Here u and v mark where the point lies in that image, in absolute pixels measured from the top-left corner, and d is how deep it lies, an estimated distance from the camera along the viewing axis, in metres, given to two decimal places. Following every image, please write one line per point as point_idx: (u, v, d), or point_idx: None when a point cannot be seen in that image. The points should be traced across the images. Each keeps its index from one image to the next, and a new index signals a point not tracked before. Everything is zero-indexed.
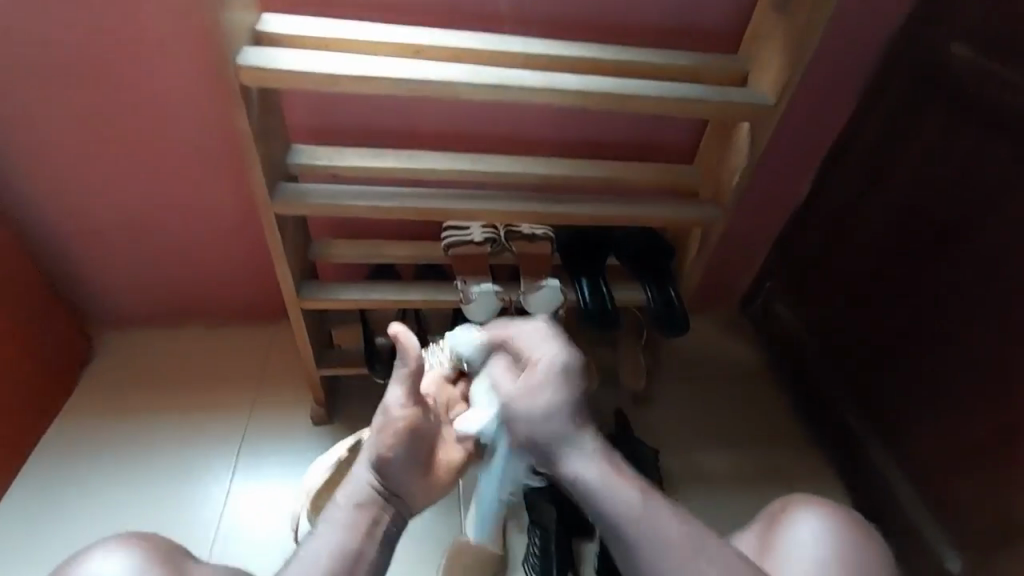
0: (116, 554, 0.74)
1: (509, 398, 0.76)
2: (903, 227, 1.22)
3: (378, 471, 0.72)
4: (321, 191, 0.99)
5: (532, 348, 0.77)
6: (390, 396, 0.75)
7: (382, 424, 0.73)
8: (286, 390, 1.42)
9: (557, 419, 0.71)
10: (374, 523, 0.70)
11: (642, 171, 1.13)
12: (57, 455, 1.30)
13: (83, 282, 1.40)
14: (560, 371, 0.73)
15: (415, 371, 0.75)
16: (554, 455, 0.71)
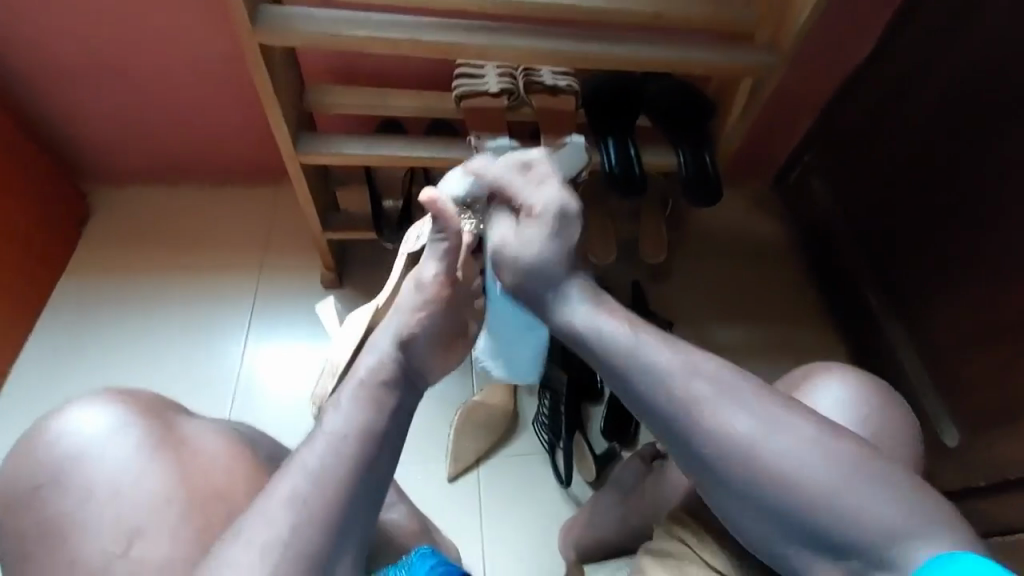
0: (96, 409, 0.69)
1: (502, 242, 0.67)
2: (976, 81, 1.04)
3: (407, 346, 0.67)
4: (312, 18, 0.84)
5: (525, 191, 0.68)
6: (426, 271, 0.71)
7: (416, 299, 0.69)
8: (295, 253, 1.38)
9: (555, 261, 0.64)
10: (401, 399, 0.64)
11: (685, 3, 0.94)
12: (70, 307, 1.31)
13: (67, 131, 1.30)
14: (561, 214, 0.65)
15: (455, 246, 0.71)
16: (544, 303, 0.64)
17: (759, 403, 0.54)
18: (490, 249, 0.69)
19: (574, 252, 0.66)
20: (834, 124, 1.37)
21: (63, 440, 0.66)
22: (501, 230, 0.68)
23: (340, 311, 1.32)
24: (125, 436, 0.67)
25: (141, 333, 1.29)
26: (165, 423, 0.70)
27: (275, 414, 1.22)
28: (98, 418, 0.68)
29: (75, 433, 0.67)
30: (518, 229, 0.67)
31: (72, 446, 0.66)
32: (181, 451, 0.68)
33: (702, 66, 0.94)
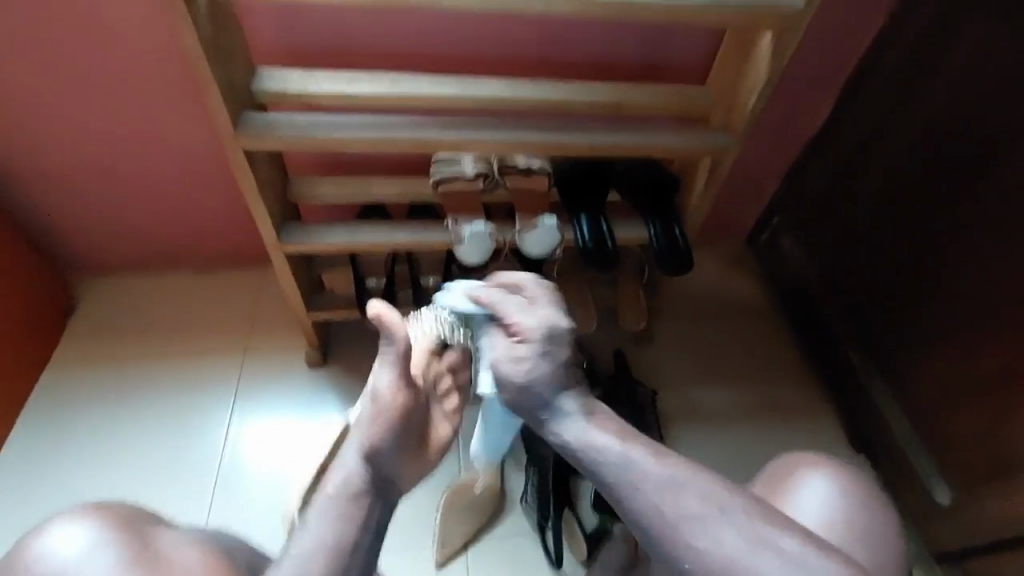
0: (72, 527, 0.68)
1: (495, 361, 0.68)
2: (927, 153, 1.13)
3: (368, 459, 0.66)
4: (295, 122, 0.90)
5: (516, 315, 0.67)
6: (379, 380, 0.69)
7: (372, 410, 0.67)
8: (280, 333, 1.39)
9: (542, 387, 0.66)
10: (368, 515, 0.64)
11: (645, 92, 1.02)
12: (51, 402, 1.29)
13: (55, 226, 1.33)
14: (547, 337, 0.66)
15: (403, 352, 0.68)
16: (541, 421, 0.67)
17: (752, 519, 0.59)
18: (486, 365, 0.70)
19: (561, 369, 0.67)
20: (801, 188, 1.44)
21: (41, 562, 0.65)
22: (495, 349, 0.68)
23: (325, 390, 1.32)
24: (101, 553, 0.66)
25: (121, 425, 1.27)
26: (142, 536, 0.69)
27: (258, 504, 1.19)
28: (75, 535, 0.67)
29: (51, 554, 0.66)
30: (508, 349, 0.67)
31: (49, 568, 0.65)
32: (157, 565, 0.66)
33: (664, 149, 1.00)
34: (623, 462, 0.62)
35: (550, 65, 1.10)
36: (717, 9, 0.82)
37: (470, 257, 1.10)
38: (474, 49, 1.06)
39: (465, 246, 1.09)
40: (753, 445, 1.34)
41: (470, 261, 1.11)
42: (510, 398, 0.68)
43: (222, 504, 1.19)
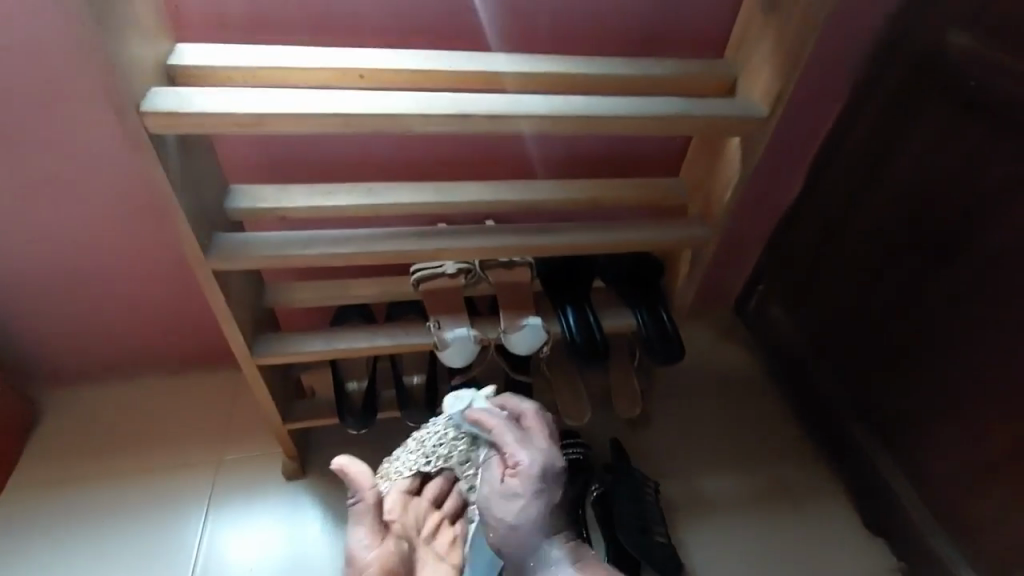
0: None
1: (489, 495, 0.74)
2: (899, 231, 1.13)
3: None
4: (268, 241, 0.88)
5: (516, 446, 0.75)
6: (355, 542, 0.76)
7: (352, 573, 0.74)
8: (256, 441, 1.30)
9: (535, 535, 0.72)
10: None
11: (621, 187, 1.02)
12: (3, 537, 1.18)
13: (16, 343, 1.26)
14: (539, 476, 0.73)
15: (373, 502, 0.79)
16: (528, 567, 0.72)
17: None
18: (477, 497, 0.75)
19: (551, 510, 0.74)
20: (783, 261, 1.44)
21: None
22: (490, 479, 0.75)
23: (304, 504, 1.22)
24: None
25: (80, 561, 1.16)
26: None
27: None
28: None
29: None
30: (505, 479, 0.74)
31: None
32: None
33: (644, 244, 1.00)
34: None
35: (526, 162, 1.10)
36: (686, 120, 0.83)
37: (454, 360, 1.07)
38: (451, 151, 1.06)
39: (449, 349, 1.06)
40: (763, 535, 1.27)
41: (454, 364, 1.07)
42: (500, 535, 0.72)
43: None
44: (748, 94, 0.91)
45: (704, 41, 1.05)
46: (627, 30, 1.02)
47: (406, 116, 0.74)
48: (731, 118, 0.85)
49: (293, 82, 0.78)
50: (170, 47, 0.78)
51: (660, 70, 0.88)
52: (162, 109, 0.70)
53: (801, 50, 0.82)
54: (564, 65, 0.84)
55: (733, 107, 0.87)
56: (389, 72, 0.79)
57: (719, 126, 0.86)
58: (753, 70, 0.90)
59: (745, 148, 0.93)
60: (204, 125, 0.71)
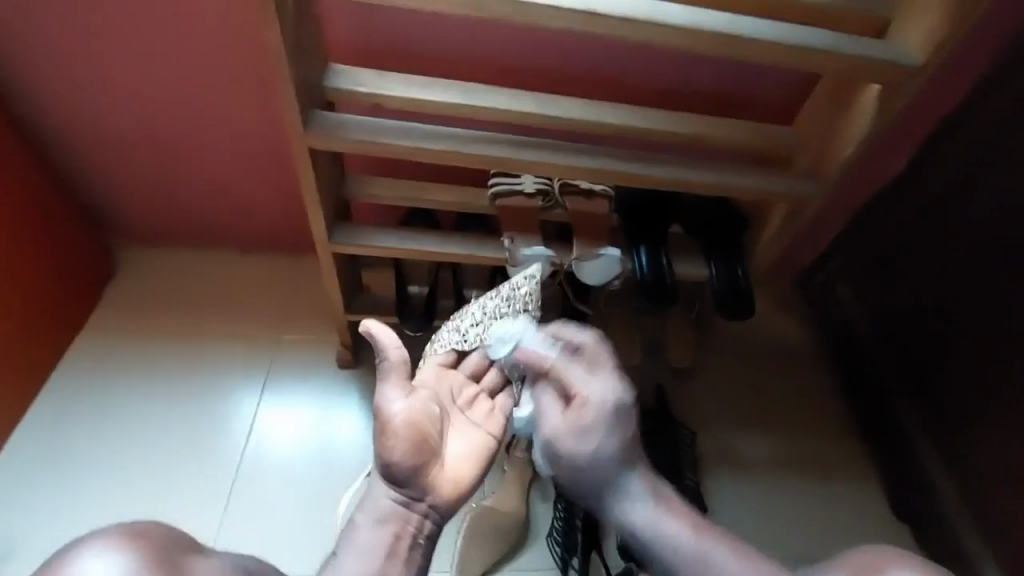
0: None
1: (554, 432, 0.77)
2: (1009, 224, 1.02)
3: (392, 482, 0.70)
4: (364, 126, 0.87)
5: (577, 381, 0.77)
6: (384, 399, 0.71)
7: (382, 425, 0.70)
8: (313, 326, 1.35)
9: (607, 462, 0.75)
10: (398, 539, 0.69)
11: (729, 126, 0.95)
12: (80, 371, 1.26)
13: (101, 195, 1.30)
14: (611, 407, 0.76)
15: (401, 361, 0.73)
16: (602, 501, 0.76)
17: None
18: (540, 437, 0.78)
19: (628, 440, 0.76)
20: (863, 237, 1.29)
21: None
22: (545, 424, 0.78)
23: (353, 391, 1.28)
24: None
25: (148, 405, 1.24)
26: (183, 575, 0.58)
27: (278, 501, 1.16)
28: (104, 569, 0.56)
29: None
30: (567, 417, 0.76)
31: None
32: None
33: (742, 191, 0.95)
34: (698, 556, 0.70)
35: (630, 87, 1.04)
36: (835, 57, 0.75)
37: None
38: (553, 62, 1.00)
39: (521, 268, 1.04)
40: (788, 499, 1.28)
41: None
42: (572, 474, 0.76)
43: (239, 497, 1.16)
44: (902, 39, 0.82)
45: None
46: None
47: (538, 6, 0.69)
48: (883, 61, 0.78)
49: None
50: None
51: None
52: None
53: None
54: None
55: (886, 51, 0.79)
56: None
57: (866, 69, 0.78)
58: (915, 13, 0.81)
59: (885, 100, 0.85)
60: None
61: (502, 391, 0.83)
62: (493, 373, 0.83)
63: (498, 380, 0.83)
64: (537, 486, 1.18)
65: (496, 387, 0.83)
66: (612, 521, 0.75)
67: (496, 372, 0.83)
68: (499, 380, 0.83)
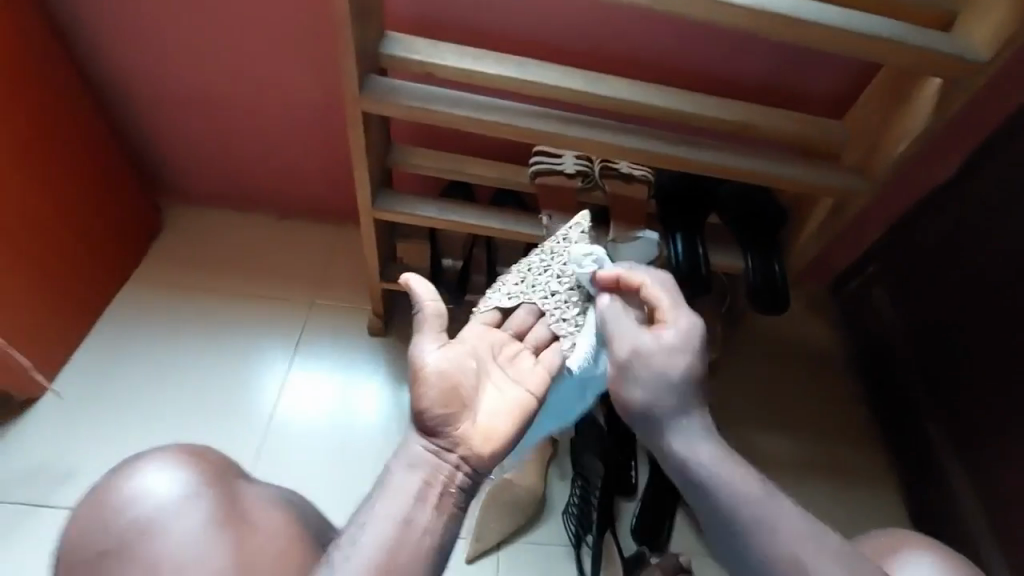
0: (166, 471, 0.71)
1: (640, 344, 0.69)
2: None
3: (424, 429, 0.65)
4: (417, 94, 0.89)
5: (666, 307, 0.72)
6: (419, 349, 0.67)
7: (412, 373, 0.66)
8: (347, 293, 1.39)
9: (680, 387, 0.67)
10: (430, 486, 0.63)
11: (777, 117, 0.95)
12: (126, 319, 1.32)
13: (155, 152, 1.35)
14: (697, 336, 0.70)
15: (437, 311, 0.69)
16: (669, 423, 0.67)
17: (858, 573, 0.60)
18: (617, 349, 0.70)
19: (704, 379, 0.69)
20: (904, 242, 1.26)
21: (133, 506, 0.68)
22: (620, 337, 0.71)
23: (381, 359, 1.31)
24: (189, 505, 0.68)
25: (187, 356, 1.29)
26: (229, 491, 0.71)
27: (303, 458, 1.21)
28: (167, 480, 0.70)
29: (145, 495, 0.69)
30: (645, 334, 0.70)
31: (145, 511, 0.68)
32: (238, 527, 0.68)
33: (786, 182, 0.94)
34: (763, 497, 0.63)
35: (680, 72, 1.04)
36: (897, 47, 0.74)
37: None
38: (605, 42, 1.01)
39: None
40: (805, 500, 1.27)
41: None
42: (650, 383, 0.67)
43: (268, 451, 1.21)
44: (968, 35, 0.80)
45: None
46: None
47: None
48: (948, 55, 0.76)
49: None
50: None
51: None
52: None
53: None
54: None
55: (952, 45, 0.77)
56: None
57: (929, 62, 0.77)
58: (985, 8, 0.80)
59: (945, 96, 0.84)
60: None
61: (548, 348, 0.77)
62: (541, 329, 0.78)
63: (545, 336, 0.78)
64: (555, 464, 1.19)
65: (542, 344, 0.78)
66: (673, 453, 0.66)
67: (543, 329, 0.78)
68: (546, 337, 0.78)
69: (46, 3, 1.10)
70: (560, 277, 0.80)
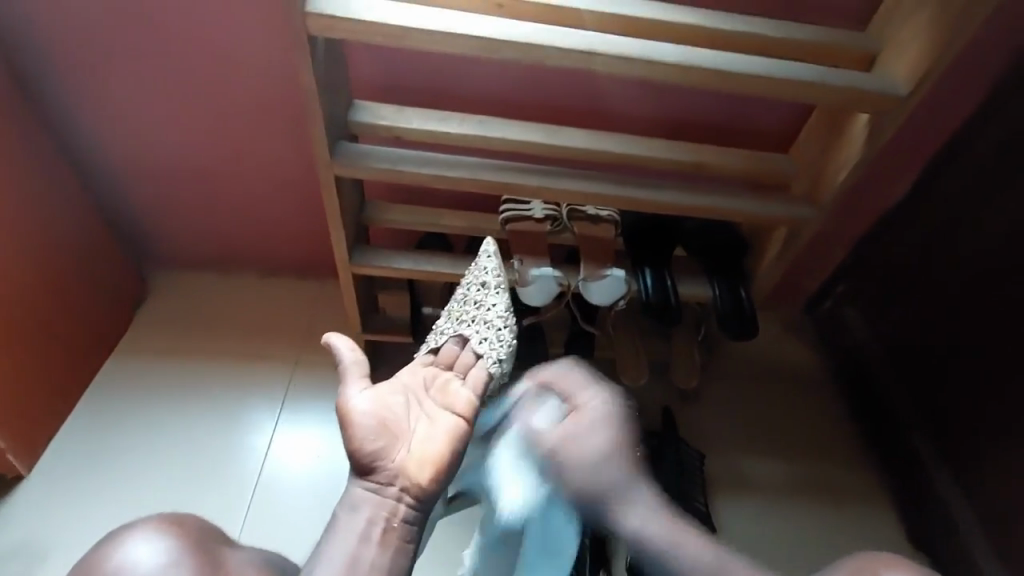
0: (147, 541, 0.70)
1: (554, 447, 0.70)
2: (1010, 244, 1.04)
3: (360, 471, 0.67)
4: (385, 154, 0.95)
5: (579, 391, 0.74)
6: (344, 394, 0.70)
7: (342, 419, 0.68)
8: (329, 348, 1.40)
9: (610, 470, 0.70)
10: (370, 525, 0.65)
11: (725, 154, 1.01)
12: (112, 390, 1.33)
13: (137, 224, 1.39)
14: (608, 415, 0.72)
15: (355, 359, 0.72)
16: (610, 507, 0.69)
17: None
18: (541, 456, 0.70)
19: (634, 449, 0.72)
20: (868, 263, 1.31)
21: None
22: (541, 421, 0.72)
23: None
24: (172, 574, 0.68)
25: (173, 422, 1.29)
26: (211, 558, 0.71)
27: (293, 516, 1.20)
28: (147, 551, 0.69)
29: (132, 566, 0.68)
30: (565, 428, 0.71)
31: None
32: None
33: (738, 214, 0.99)
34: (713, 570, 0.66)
35: (632, 118, 1.11)
36: (821, 88, 0.81)
37: (533, 299, 1.10)
38: (559, 97, 1.08)
39: (529, 287, 1.08)
40: (798, 524, 1.27)
41: (532, 303, 1.10)
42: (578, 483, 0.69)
43: (259, 513, 1.20)
44: (887, 72, 0.88)
45: (850, 12, 1.00)
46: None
47: (545, 47, 0.77)
48: (870, 92, 0.83)
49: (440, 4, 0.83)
50: None
51: (799, 36, 0.87)
52: (324, 12, 0.75)
53: (963, 29, 0.80)
54: (704, 20, 0.85)
55: (873, 82, 0.84)
56: (530, 4, 0.82)
57: (853, 99, 0.84)
58: (901, 48, 0.87)
59: (876, 125, 0.90)
60: (362, 30, 0.76)
61: (476, 367, 0.77)
62: (467, 354, 0.78)
63: (471, 358, 0.77)
64: None
65: (471, 367, 0.77)
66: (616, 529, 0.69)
67: (468, 352, 0.78)
68: (473, 359, 0.77)
69: (29, 89, 1.15)
70: (479, 303, 0.79)
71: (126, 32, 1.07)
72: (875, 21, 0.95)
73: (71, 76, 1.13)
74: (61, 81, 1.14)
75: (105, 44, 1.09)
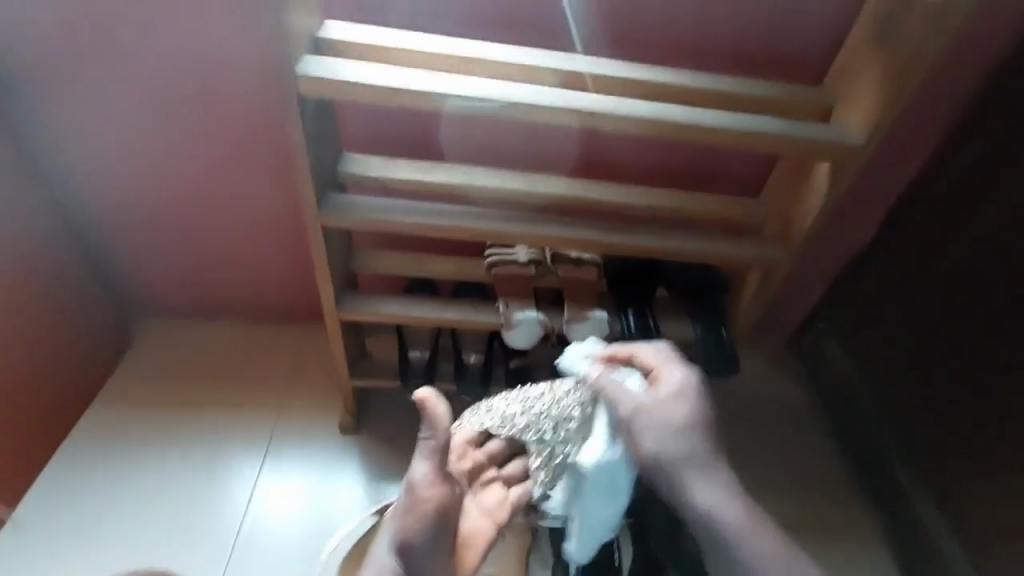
0: None
1: (637, 407, 0.83)
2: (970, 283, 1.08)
3: (404, 559, 0.77)
4: (370, 205, 0.98)
5: (663, 366, 0.87)
6: (416, 472, 0.78)
7: (410, 502, 0.77)
8: (315, 394, 1.39)
9: (683, 438, 0.82)
10: None
11: (698, 200, 1.06)
12: (90, 442, 1.30)
13: (124, 273, 1.39)
14: (688, 388, 0.85)
15: (439, 446, 0.79)
16: (676, 471, 0.81)
17: None
18: (624, 419, 0.83)
19: (701, 422, 0.84)
20: (844, 299, 1.35)
21: None
22: (623, 401, 0.84)
23: (354, 458, 1.30)
24: None
25: (152, 473, 1.27)
26: None
27: (275, 570, 1.16)
28: None
29: None
30: (648, 394, 0.84)
31: None
32: None
33: (713, 256, 1.03)
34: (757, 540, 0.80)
35: (609, 165, 1.16)
36: (782, 140, 0.87)
37: (518, 341, 1.12)
38: (541, 145, 1.13)
39: (514, 330, 1.11)
40: None
41: (517, 345, 1.12)
42: (653, 441, 0.81)
43: (238, 567, 1.16)
44: (846, 123, 0.94)
45: (808, 68, 1.07)
46: (729, 51, 1.05)
47: (522, 104, 0.82)
48: (829, 142, 0.89)
49: (423, 63, 0.88)
50: (320, 19, 0.88)
51: (759, 91, 0.93)
52: (313, 74, 0.80)
53: (909, 84, 0.86)
54: (670, 78, 0.91)
55: (830, 134, 0.90)
56: (508, 64, 0.88)
57: (811, 150, 0.89)
58: (856, 101, 0.94)
59: (836, 172, 0.96)
60: (348, 90, 0.81)
61: (522, 485, 0.88)
62: (518, 462, 0.89)
63: (520, 471, 0.89)
64: (536, 555, 1.19)
65: (516, 476, 0.89)
66: (676, 491, 0.82)
67: (520, 464, 0.89)
68: (521, 471, 0.89)
69: (23, 145, 1.18)
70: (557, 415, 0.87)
71: (121, 91, 1.11)
72: (832, 75, 1.02)
73: (64, 132, 1.17)
74: (54, 137, 1.17)
75: (100, 102, 1.13)
